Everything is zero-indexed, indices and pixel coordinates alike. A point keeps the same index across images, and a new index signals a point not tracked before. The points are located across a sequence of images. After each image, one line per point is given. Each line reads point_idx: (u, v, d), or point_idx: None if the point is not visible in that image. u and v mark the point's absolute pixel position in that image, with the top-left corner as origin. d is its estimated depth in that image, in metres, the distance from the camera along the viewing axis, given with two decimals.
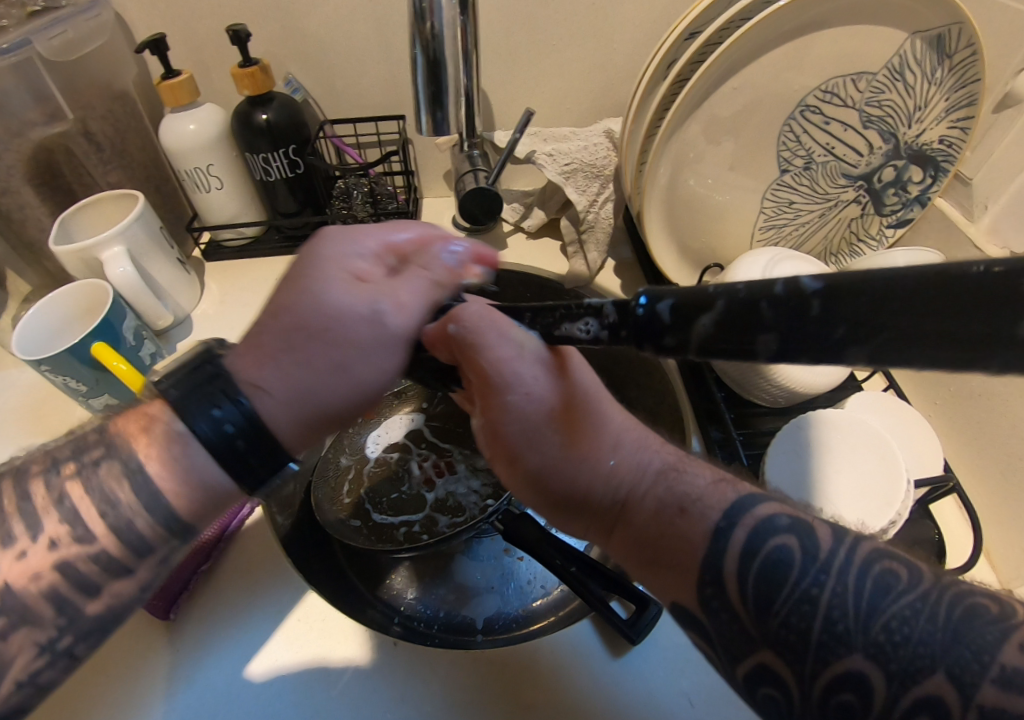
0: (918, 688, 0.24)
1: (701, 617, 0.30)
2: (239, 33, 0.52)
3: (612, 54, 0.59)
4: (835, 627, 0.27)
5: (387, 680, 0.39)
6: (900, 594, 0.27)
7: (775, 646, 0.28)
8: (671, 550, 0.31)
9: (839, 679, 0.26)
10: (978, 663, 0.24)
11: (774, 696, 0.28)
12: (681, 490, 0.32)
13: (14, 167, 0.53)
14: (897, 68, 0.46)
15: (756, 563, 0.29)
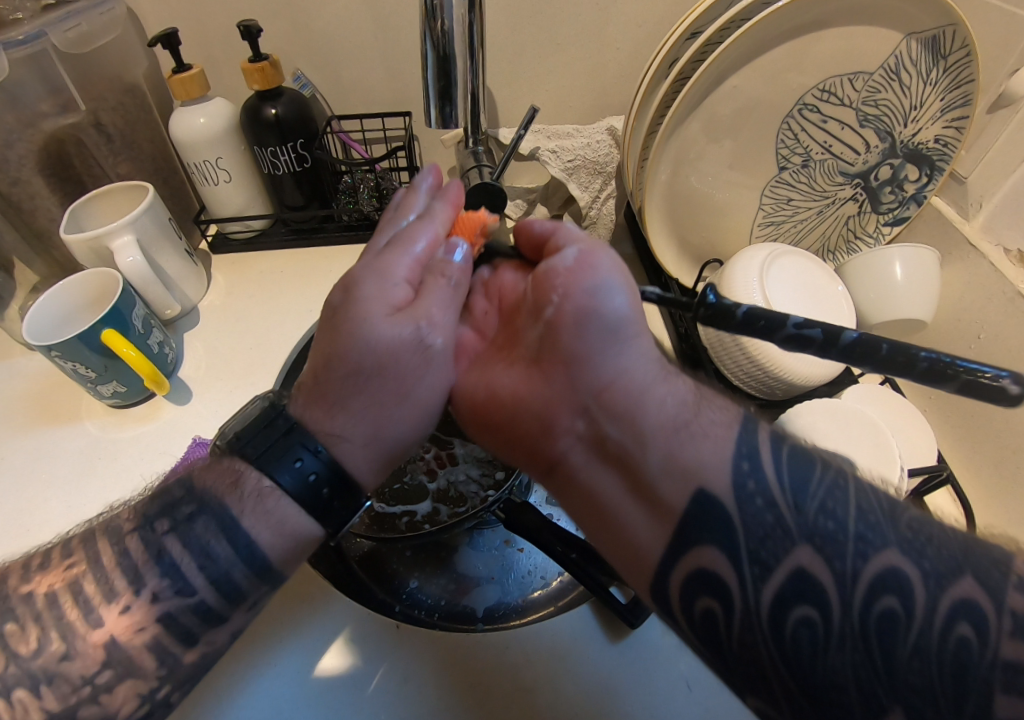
0: (953, 590, 0.25)
1: (729, 506, 0.29)
2: (250, 28, 0.53)
3: (616, 53, 0.60)
4: (868, 521, 0.27)
5: (391, 667, 0.40)
6: (910, 509, 0.28)
7: (815, 540, 0.27)
8: (704, 433, 0.31)
9: (879, 580, 0.26)
10: (998, 571, 0.25)
11: (809, 619, 0.26)
12: (709, 400, 0.33)
13: (26, 156, 0.53)
14: (893, 69, 0.47)
15: (782, 453, 0.30)
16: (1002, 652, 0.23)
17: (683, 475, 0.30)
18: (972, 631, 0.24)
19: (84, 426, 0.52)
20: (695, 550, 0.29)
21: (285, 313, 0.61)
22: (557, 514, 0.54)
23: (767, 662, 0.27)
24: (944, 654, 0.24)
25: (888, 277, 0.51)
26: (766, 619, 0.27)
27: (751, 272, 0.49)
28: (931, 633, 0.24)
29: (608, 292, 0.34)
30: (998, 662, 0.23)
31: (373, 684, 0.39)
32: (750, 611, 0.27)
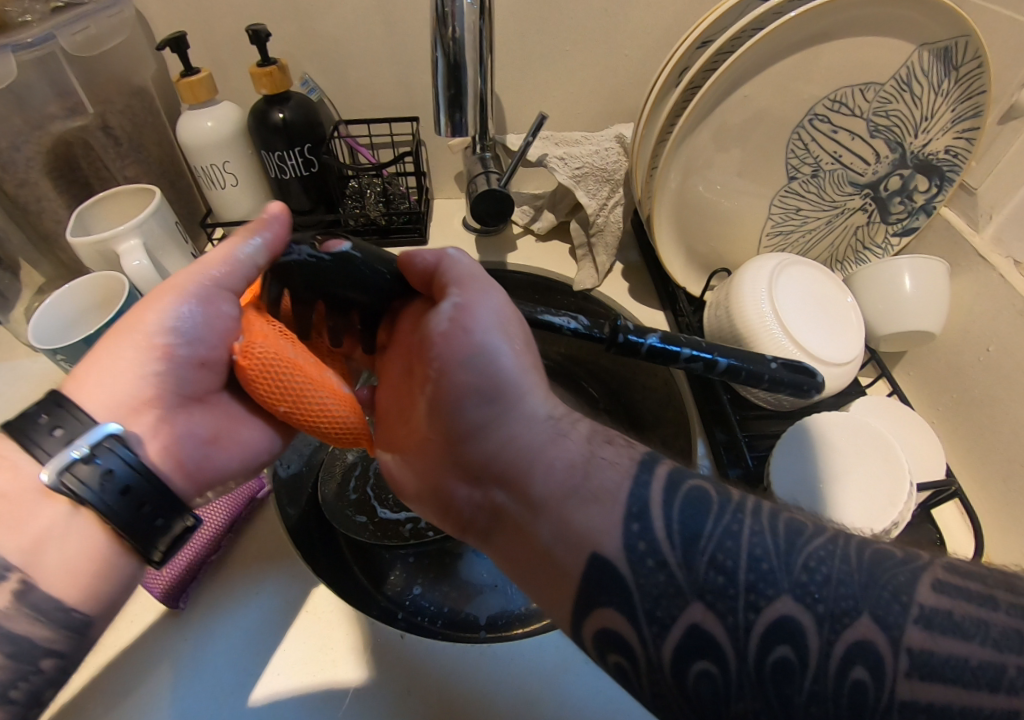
0: (849, 633, 0.26)
1: (622, 565, 0.29)
2: (259, 32, 0.53)
3: (625, 59, 0.60)
4: (761, 568, 0.27)
5: (392, 677, 0.37)
6: (810, 537, 0.28)
7: (706, 594, 0.27)
8: (592, 488, 0.31)
9: (772, 627, 0.26)
10: (898, 604, 0.26)
11: (708, 670, 0.27)
12: (602, 450, 0.33)
13: (34, 159, 0.54)
14: (904, 79, 0.47)
15: (677, 500, 0.30)
16: (900, 691, 0.25)
17: (577, 538, 0.30)
18: (867, 672, 0.25)
19: None
20: (594, 610, 0.29)
21: None
22: None
23: (675, 706, 0.28)
24: (841, 692, 0.25)
25: (897, 289, 0.51)
26: (668, 672, 0.27)
27: (759, 283, 0.49)
28: (828, 676, 0.25)
29: (491, 350, 0.36)
30: (897, 700, 0.25)
31: (381, 691, 0.37)
32: (654, 665, 0.28)
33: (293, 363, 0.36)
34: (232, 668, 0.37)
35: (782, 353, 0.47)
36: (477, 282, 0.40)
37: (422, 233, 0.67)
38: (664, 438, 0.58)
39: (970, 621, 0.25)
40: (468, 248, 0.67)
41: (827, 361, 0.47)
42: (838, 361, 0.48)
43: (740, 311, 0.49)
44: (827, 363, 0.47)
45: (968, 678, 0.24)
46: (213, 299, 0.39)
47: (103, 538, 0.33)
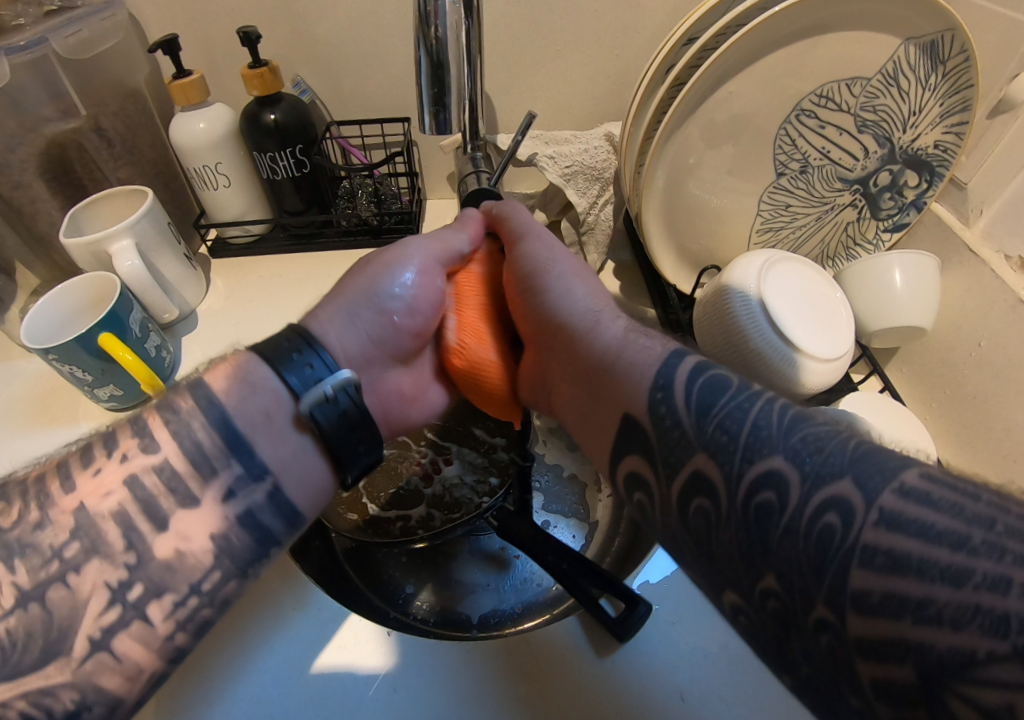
0: (827, 488, 0.23)
1: (649, 429, 0.30)
2: (249, 35, 0.53)
3: (615, 58, 0.60)
4: (761, 433, 0.26)
5: (376, 672, 0.39)
6: (817, 421, 0.26)
7: (709, 449, 0.27)
8: (621, 363, 0.34)
9: (761, 477, 0.25)
10: (882, 475, 0.23)
11: (704, 507, 0.27)
12: (637, 340, 0.35)
13: (27, 161, 0.54)
14: (891, 74, 0.47)
15: (700, 380, 0.30)
16: (863, 537, 0.22)
17: (615, 403, 0.33)
18: (839, 518, 0.23)
19: (80, 429, 0.52)
20: (623, 459, 0.32)
21: (282, 318, 0.61)
22: (553, 522, 0.54)
23: (681, 539, 0.28)
24: (808, 543, 0.23)
25: (887, 283, 0.51)
26: (675, 511, 0.29)
27: (748, 279, 0.48)
28: (799, 523, 0.24)
29: (536, 254, 0.43)
30: (858, 547, 0.22)
31: (373, 682, 0.39)
32: (665, 504, 0.29)
33: (457, 348, 0.46)
34: (229, 665, 0.39)
35: (770, 349, 0.47)
36: (537, 228, 0.45)
37: (414, 234, 0.68)
38: None
39: (953, 504, 0.21)
40: None
41: (816, 357, 0.47)
42: (828, 356, 0.47)
43: (728, 308, 0.49)
44: (817, 359, 0.47)
45: (932, 541, 0.21)
46: (431, 273, 0.45)
47: (322, 459, 0.36)
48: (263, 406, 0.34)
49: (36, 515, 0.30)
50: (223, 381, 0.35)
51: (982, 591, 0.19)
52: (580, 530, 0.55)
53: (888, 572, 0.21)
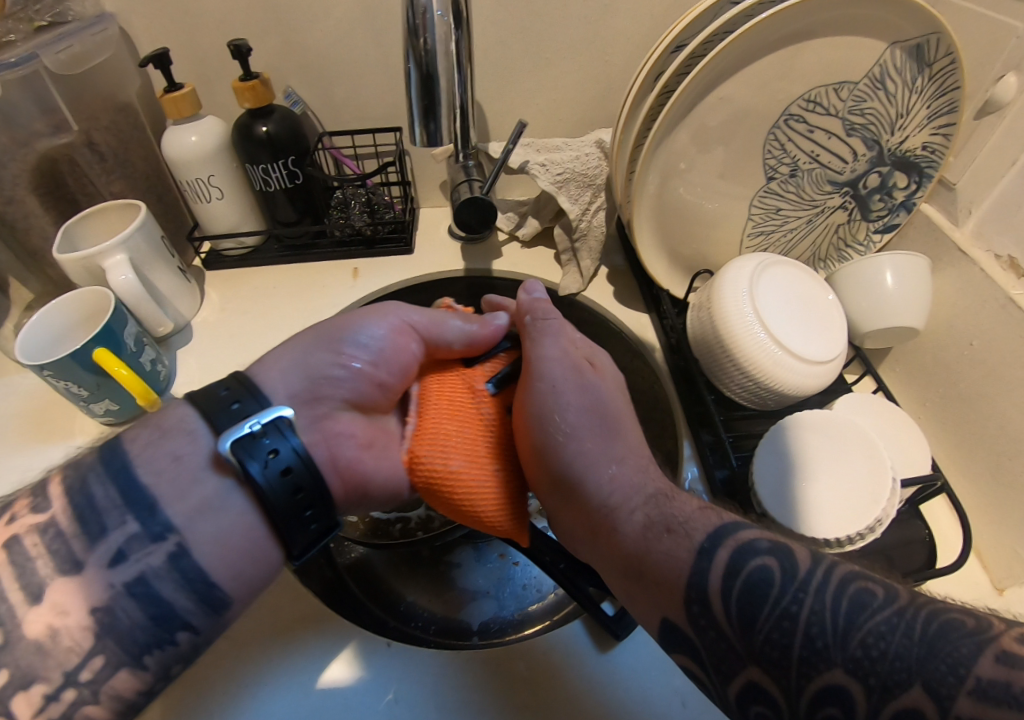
0: (895, 703, 0.26)
1: (690, 633, 0.33)
2: (240, 48, 0.53)
3: (605, 65, 0.60)
4: (816, 644, 0.29)
5: (378, 680, 0.39)
6: (875, 611, 0.29)
7: (762, 662, 0.30)
8: (656, 566, 0.35)
9: (821, 693, 0.28)
10: (954, 676, 0.26)
11: (764, 713, 0.30)
12: (659, 541, 0.36)
13: (20, 177, 0.54)
14: (878, 78, 0.47)
15: (738, 582, 0.32)
16: None
17: (648, 607, 0.35)
18: None
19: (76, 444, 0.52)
20: (672, 653, 0.34)
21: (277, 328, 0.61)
22: (553, 527, 0.54)
23: None
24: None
25: (878, 284, 0.51)
26: (734, 707, 0.31)
27: (742, 283, 0.49)
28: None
29: (557, 413, 0.41)
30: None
31: (379, 692, 0.38)
32: (721, 699, 0.32)
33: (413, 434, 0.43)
34: (231, 681, 0.39)
35: (764, 352, 0.47)
36: (547, 370, 0.43)
37: (408, 242, 0.68)
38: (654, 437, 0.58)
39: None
40: (454, 256, 0.68)
41: (809, 358, 0.47)
42: (820, 358, 0.48)
43: (722, 313, 0.49)
44: (810, 361, 0.47)
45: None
46: (404, 336, 0.44)
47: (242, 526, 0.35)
48: (176, 453, 0.36)
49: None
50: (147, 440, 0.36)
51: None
52: None
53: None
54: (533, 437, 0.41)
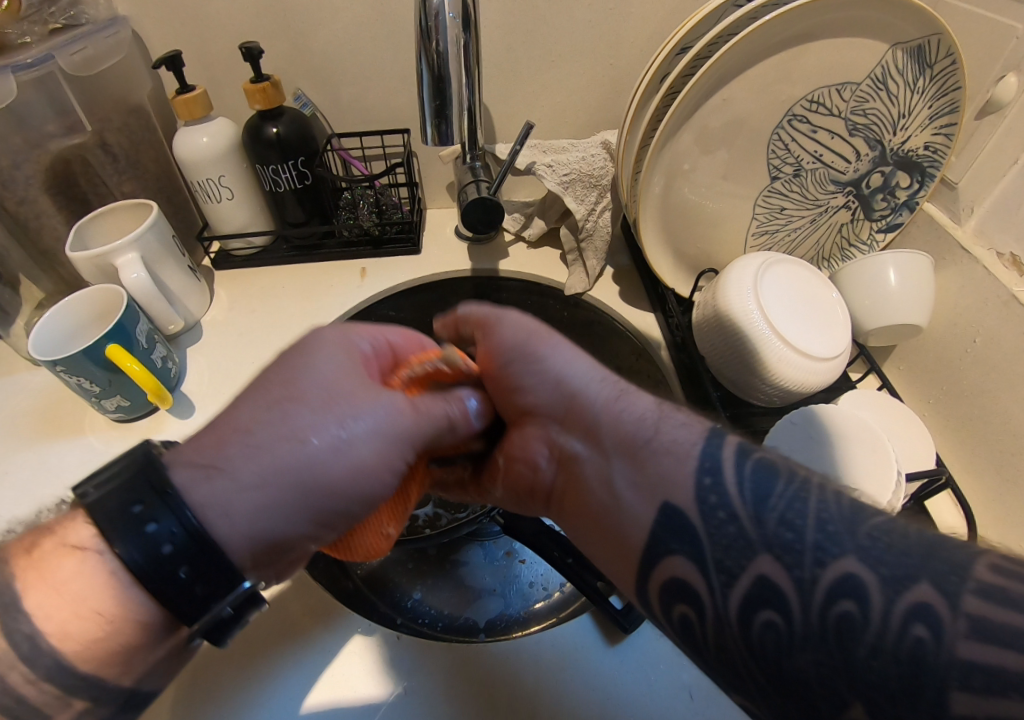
0: (908, 596, 0.23)
1: (695, 525, 0.30)
2: (251, 50, 0.54)
3: (609, 68, 0.61)
4: (828, 530, 0.26)
5: (392, 671, 0.39)
6: (874, 515, 0.27)
7: (775, 549, 0.27)
8: (664, 458, 0.33)
9: (837, 586, 0.25)
10: (957, 574, 0.23)
11: (774, 621, 0.26)
12: (671, 425, 0.35)
13: (33, 177, 0.55)
14: (880, 79, 0.48)
15: (748, 466, 0.30)
16: (958, 654, 0.22)
17: (621, 539, 0.33)
18: (928, 631, 0.22)
19: (86, 441, 0.53)
20: (661, 562, 0.30)
21: (285, 327, 0.62)
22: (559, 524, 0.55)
23: (748, 676, 0.27)
24: (900, 662, 0.22)
25: (882, 282, 0.51)
26: (734, 623, 0.27)
27: (744, 281, 0.49)
28: (886, 634, 0.23)
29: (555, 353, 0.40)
30: (954, 664, 0.22)
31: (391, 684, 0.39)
32: (721, 616, 0.28)
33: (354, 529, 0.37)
34: (242, 673, 0.39)
35: (769, 349, 0.47)
36: (513, 318, 0.43)
37: (415, 242, 0.69)
38: None
39: None
40: (460, 256, 0.69)
41: (814, 355, 0.48)
42: (825, 354, 0.48)
43: (726, 312, 0.49)
44: (815, 357, 0.48)
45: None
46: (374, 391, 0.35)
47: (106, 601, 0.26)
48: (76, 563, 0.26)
49: None
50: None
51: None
52: None
53: (988, 695, 0.21)
54: (513, 359, 0.41)
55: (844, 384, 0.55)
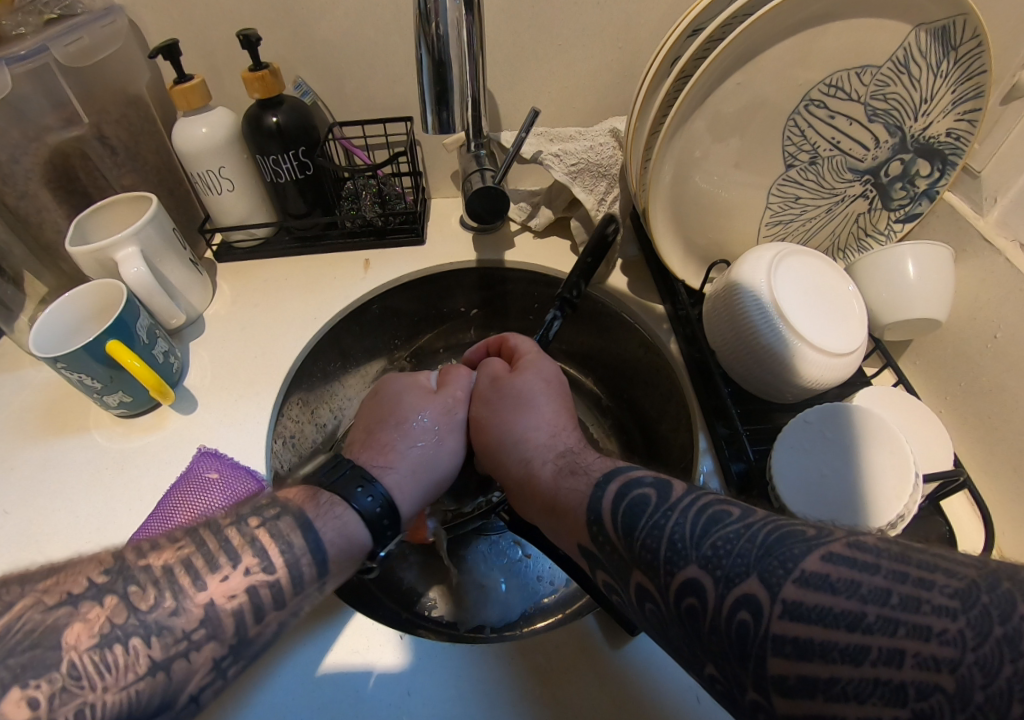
0: (737, 589, 0.28)
1: (597, 551, 0.36)
2: (249, 37, 0.53)
3: (618, 52, 0.59)
4: (677, 546, 0.32)
5: (397, 672, 0.39)
6: (727, 524, 0.31)
7: (640, 564, 0.33)
8: (565, 511, 0.39)
9: (684, 585, 0.30)
10: (783, 568, 0.28)
11: (652, 612, 0.32)
12: (565, 483, 0.41)
13: (32, 171, 0.54)
14: (902, 62, 0.46)
15: (624, 503, 0.36)
16: (772, 629, 0.27)
17: (569, 539, 0.39)
18: (750, 615, 0.28)
19: (90, 437, 0.52)
20: (596, 575, 0.37)
21: (288, 320, 0.61)
22: None
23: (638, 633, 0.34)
24: (731, 632, 0.28)
25: (899, 275, 0.50)
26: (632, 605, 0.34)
27: (760, 274, 0.48)
28: (721, 617, 0.29)
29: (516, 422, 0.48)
30: (770, 637, 0.27)
31: (398, 685, 0.38)
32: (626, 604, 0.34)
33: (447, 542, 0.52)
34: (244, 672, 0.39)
35: (782, 344, 0.46)
36: (500, 387, 0.51)
37: (419, 233, 0.68)
38: (667, 430, 0.59)
39: (851, 582, 0.27)
40: (466, 246, 0.68)
41: (830, 351, 0.46)
42: (841, 350, 0.47)
43: (740, 310, 0.48)
44: (831, 353, 0.46)
45: (832, 624, 0.26)
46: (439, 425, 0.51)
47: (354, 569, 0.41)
48: (344, 522, 0.40)
49: (172, 603, 0.32)
50: (314, 511, 0.39)
51: (878, 665, 0.24)
52: None
53: (797, 657, 0.26)
54: (487, 415, 0.50)
55: (860, 379, 0.53)
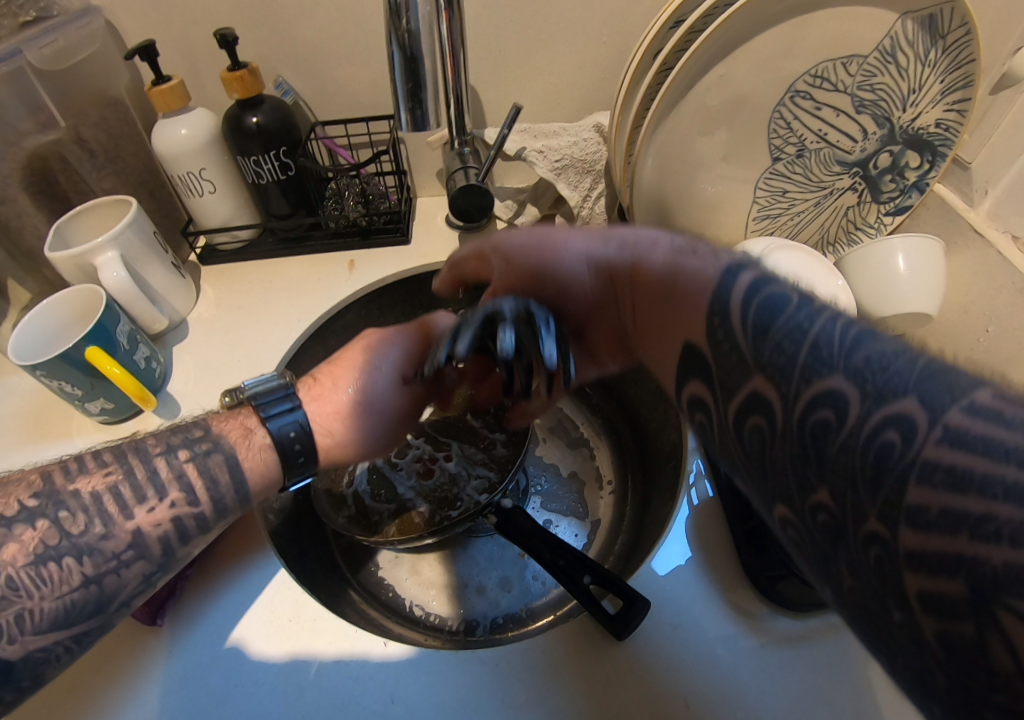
0: (890, 405, 0.21)
1: (707, 353, 0.30)
2: (226, 36, 0.52)
3: (601, 46, 0.58)
4: (821, 353, 0.24)
5: (381, 676, 0.38)
6: (881, 341, 0.23)
7: (766, 368, 0.26)
8: (681, 301, 0.32)
9: (817, 398, 0.23)
10: (947, 393, 0.20)
11: (760, 427, 0.26)
12: (688, 263, 0.34)
13: (9, 175, 0.53)
14: (889, 51, 0.45)
15: (758, 296, 0.28)
16: (922, 456, 0.20)
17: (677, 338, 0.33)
18: (899, 436, 0.20)
19: (73, 445, 0.52)
20: (688, 382, 0.32)
21: (272, 322, 0.60)
22: (556, 522, 0.58)
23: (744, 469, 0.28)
24: (865, 460, 0.21)
25: (891, 271, 0.49)
26: (731, 437, 0.28)
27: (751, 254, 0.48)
28: (860, 434, 0.22)
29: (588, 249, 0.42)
30: (918, 463, 0.20)
31: (385, 692, 0.37)
32: (722, 426, 0.29)
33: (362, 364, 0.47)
34: (223, 686, 0.37)
35: None
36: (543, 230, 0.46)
37: (404, 233, 0.67)
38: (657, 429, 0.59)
39: None
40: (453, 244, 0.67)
41: None
42: None
43: None
44: None
45: (993, 457, 0.18)
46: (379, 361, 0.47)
47: None
48: None
49: None
50: None
51: None
52: (582, 529, 0.59)
53: (948, 490, 0.19)
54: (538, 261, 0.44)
55: None
